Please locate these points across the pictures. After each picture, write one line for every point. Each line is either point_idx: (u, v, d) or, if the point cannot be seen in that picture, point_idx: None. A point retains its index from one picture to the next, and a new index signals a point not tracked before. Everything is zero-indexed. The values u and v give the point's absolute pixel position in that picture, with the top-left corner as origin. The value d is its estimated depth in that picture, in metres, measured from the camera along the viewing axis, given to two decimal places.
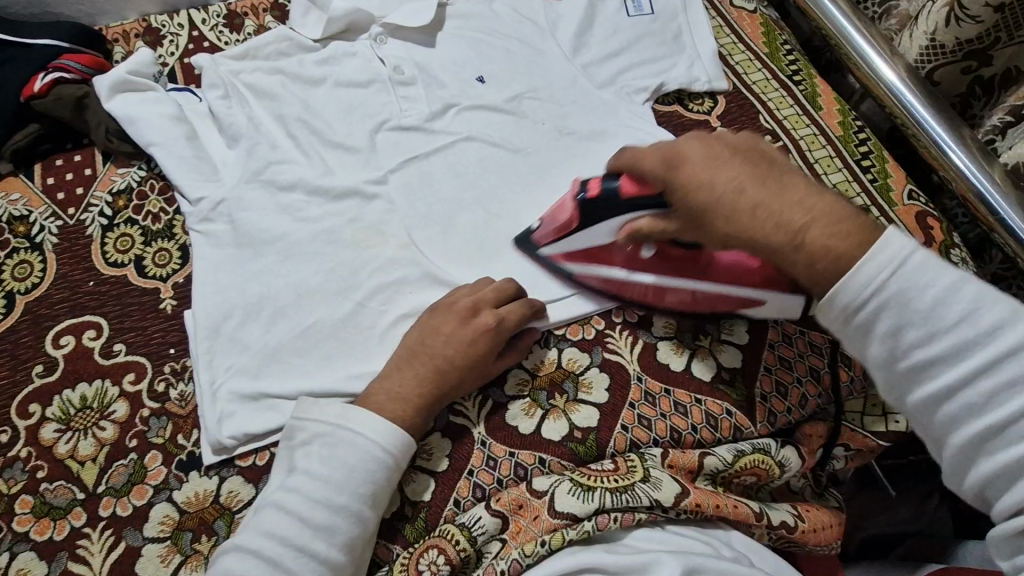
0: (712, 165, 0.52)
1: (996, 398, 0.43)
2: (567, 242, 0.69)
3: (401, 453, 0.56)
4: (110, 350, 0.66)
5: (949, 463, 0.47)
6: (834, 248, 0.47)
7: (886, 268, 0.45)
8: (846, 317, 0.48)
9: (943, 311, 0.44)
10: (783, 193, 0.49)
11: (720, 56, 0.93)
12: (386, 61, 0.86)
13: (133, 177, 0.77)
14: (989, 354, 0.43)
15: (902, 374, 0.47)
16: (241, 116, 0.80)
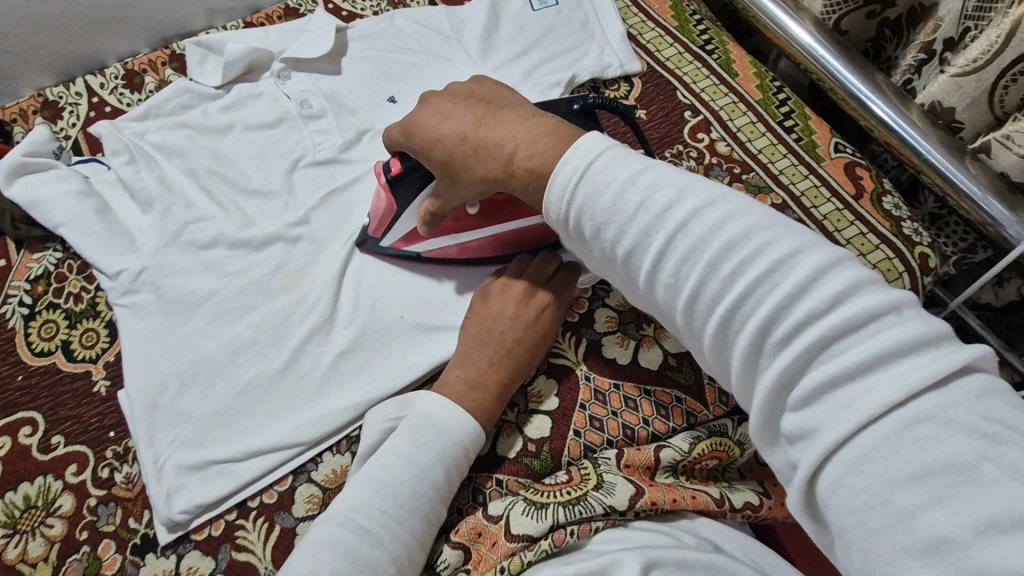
0: (444, 116, 0.58)
1: (683, 272, 0.43)
2: (397, 228, 0.71)
3: (472, 443, 0.58)
4: (49, 444, 0.65)
5: (701, 349, 0.45)
6: (538, 168, 0.51)
7: (573, 177, 0.47)
8: (566, 227, 0.49)
9: (624, 201, 0.45)
10: (497, 122, 0.55)
11: (630, 38, 0.92)
12: (292, 96, 0.84)
13: (49, 260, 0.75)
14: (668, 230, 0.43)
15: (622, 270, 0.47)
16: (149, 178, 0.78)
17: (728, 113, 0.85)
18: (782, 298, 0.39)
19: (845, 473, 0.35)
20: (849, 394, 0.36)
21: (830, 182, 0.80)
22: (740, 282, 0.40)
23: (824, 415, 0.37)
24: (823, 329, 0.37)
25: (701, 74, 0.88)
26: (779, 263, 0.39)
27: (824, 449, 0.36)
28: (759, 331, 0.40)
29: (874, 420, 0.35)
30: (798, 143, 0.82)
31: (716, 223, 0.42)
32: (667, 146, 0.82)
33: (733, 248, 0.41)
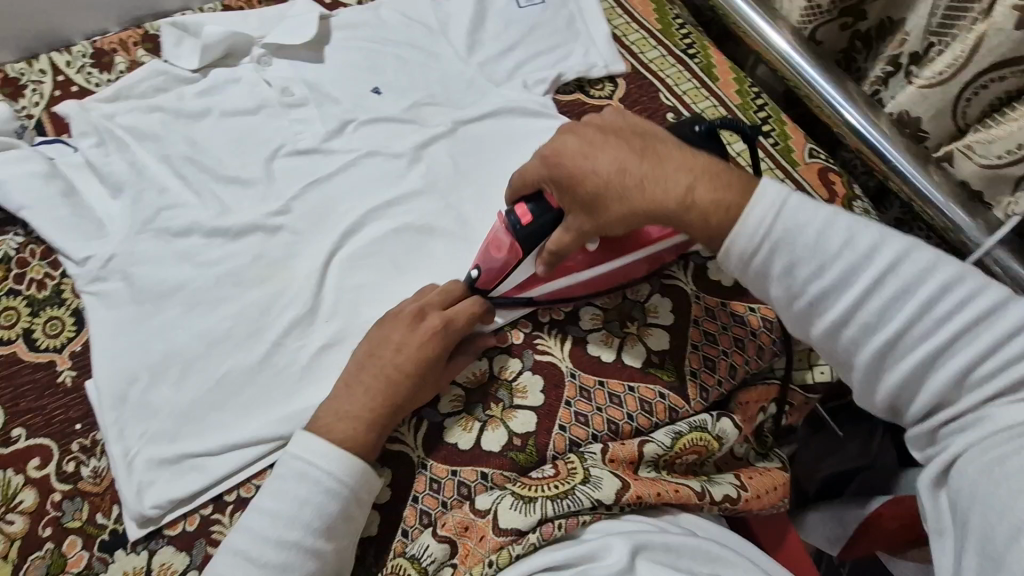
0: (591, 150, 0.58)
1: (885, 311, 0.47)
2: (507, 281, 0.67)
3: (359, 484, 0.55)
4: (9, 437, 0.62)
5: (858, 382, 0.51)
6: (724, 202, 0.53)
7: (769, 215, 0.50)
8: (745, 266, 0.53)
9: (826, 241, 0.49)
10: (664, 164, 0.56)
11: (614, 38, 0.93)
12: (272, 84, 0.82)
13: (10, 244, 0.71)
14: (878, 270, 0.48)
15: (800, 312, 0.51)
16: (121, 163, 0.75)
17: (709, 116, 0.87)
18: (979, 350, 0.45)
19: (1001, 445, 0.43)
20: (1021, 408, 0.43)
21: (804, 186, 0.82)
22: (935, 323, 0.46)
23: (998, 412, 0.44)
24: (993, 360, 0.45)
25: (683, 77, 0.90)
26: (978, 307, 0.45)
27: (981, 435, 0.44)
28: (951, 375, 0.46)
29: (994, 431, 0.44)
30: (774, 148, 0.85)
31: (916, 262, 0.47)
32: None
33: (932, 284, 0.47)
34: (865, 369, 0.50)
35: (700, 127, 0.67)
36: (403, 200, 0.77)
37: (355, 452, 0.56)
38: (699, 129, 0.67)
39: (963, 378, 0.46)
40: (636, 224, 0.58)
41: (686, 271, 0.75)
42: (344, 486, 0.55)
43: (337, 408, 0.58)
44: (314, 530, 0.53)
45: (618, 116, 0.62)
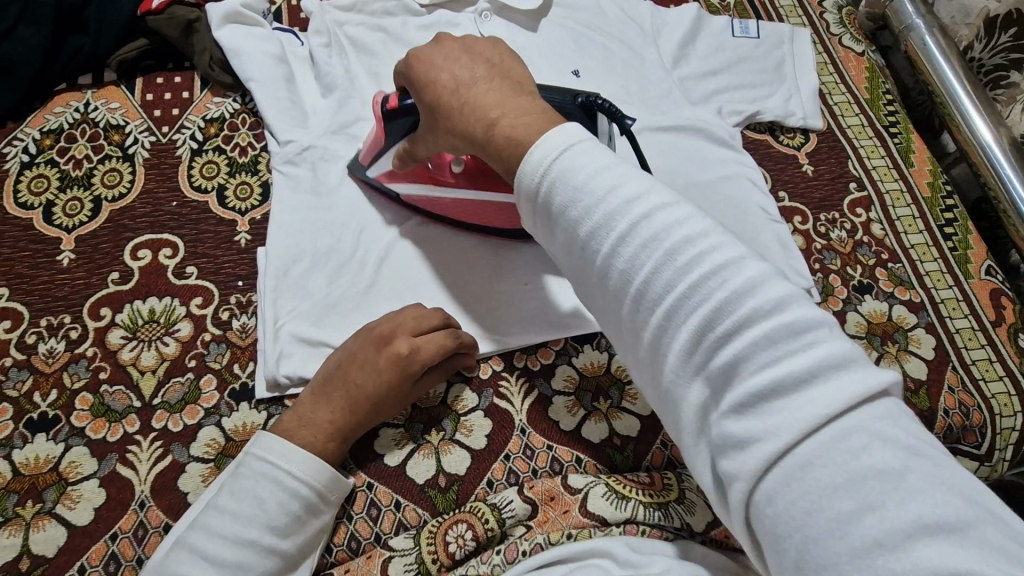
0: (445, 61, 0.53)
1: (639, 260, 0.39)
2: (378, 162, 0.70)
3: (324, 486, 0.55)
4: (183, 271, 0.68)
5: (647, 355, 0.40)
6: (517, 136, 0.46)
7: (547, 174, 0.43)
8: (548, 210, 0.44)
9: (612, 198, 0.41)
10: (510, 97, 0.50)
11: (819, 94, 0.91)
12: (487, 38, 0.85)
13: (227, 107, 0.78)
14: (636, 224, 0.40)
15: (611, 289, 0.41)
16: (339, 68, 0.80)
17: (893, 199, 0.84)
18: (772, 351, 0.35)
19: (778, 491, 0.34)
20: (779, 418, 0.34)
21: (973, 301, 0.78)
22: (683, 284, 0.37)
23: (770, 435, 0.34)
24: (782, 357, 0.34)
25: (877, 152, 0.87)
26: (676, 251, 0.38)
27: (756, 467, 0.34)
28: (663, 310, 0.38)
29: (762, 471, 0.34)
30: (951, 253, 0.81)
31: (693, 232, 0.39)
32: (824, 209, 0.82)
33: (683, 242, 0.38)
34: (656, 370, 0.40)
35: (581, 96, 0.61)
36: None
37: (310, 457, 0.55)
38: (578, 100, 0.61)
39: (742, 374, 0.35)
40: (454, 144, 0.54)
41: None
42: (300, 488, 0.54)
43: (300, 414, 0.58)
44: (272, 531, 0.52)
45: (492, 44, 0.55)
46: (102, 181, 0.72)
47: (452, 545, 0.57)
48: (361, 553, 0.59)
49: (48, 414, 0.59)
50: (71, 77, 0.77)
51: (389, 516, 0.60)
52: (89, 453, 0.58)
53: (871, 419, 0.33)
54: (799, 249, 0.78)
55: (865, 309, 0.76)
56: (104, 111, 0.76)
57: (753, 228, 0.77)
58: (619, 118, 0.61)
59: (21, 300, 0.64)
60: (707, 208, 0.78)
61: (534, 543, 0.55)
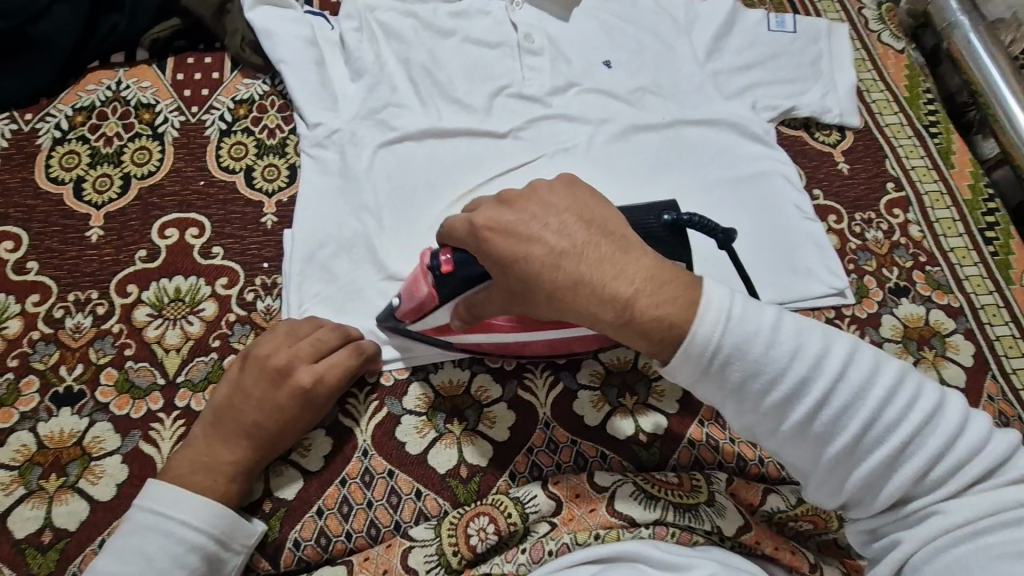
0: (534, 222, 0.44)
1: (844, 421, 0.39)
2: (428, 319, 0.59)
3: (223, 530, 0.52)
4: (209, 251, 0.68)
5: (821, 482, 0.42)
6: (667, 318, 0.40)
7: (718, 324, 0.40)
8: (709, 372, 0.41)
9: (778, 355, 0.39)
10: (621, 256, 0.42)
11: (857, 91, 0.89)
12: (518, 26, 0.84)
13: (257, 89, 0.78)
14: (825, 381, 0.39)
15: (790, 435, 0.41)
16: (369, 53, 0.79)
17: (932, 201, 0.82)
18: (935, 449, 0.38)
19: (949, 548, 0.37)
20: (974, 503, 0.38)
21: (1014, 308, 0.76)
22: (877, 427, 0.39)
23: (947, 510, 0.38)
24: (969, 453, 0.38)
25: (916, 152, 0.85)
26: (853, 390, 0.39)
27: (937, 531, 0.38)
28: (846, 450, 0.39)
29: (941, 535, 0.38)
30: (992, 257, 0.79)
31: (864, 369, 0.39)
32: (860, 209, 0.80)
33: (856, 384, 0.39)
34: (831, 486, 0.41)
35: (669, 214, 0.52)
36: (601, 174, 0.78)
37: (209, 503, 0.52)
38: (665, 217, 0.52)
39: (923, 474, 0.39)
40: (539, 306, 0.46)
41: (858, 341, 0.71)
42: (196, 538, 0.50)
43: (196, 459, 0.54)
44: None
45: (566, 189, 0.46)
46: (132, 159, 0.72)
47: (474, 536, 0.57)
48: (381, 540, 0.58)
49: (74, 388, 0.59)
50: (104, 54, 0.77)
51: (410, 505, 0.59)
52: (112, 429, 0.58)
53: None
54: (833, 248, 0.76)
55: (901, 312, 0.73)
56: (136, 90, 0.76)
57: (785, 226, 0.76)
58: (713, 228, 0.52)
59: (50, 275, 0.64)
60: (738, 204, 0.77)
61: (561, 543, 0.54)
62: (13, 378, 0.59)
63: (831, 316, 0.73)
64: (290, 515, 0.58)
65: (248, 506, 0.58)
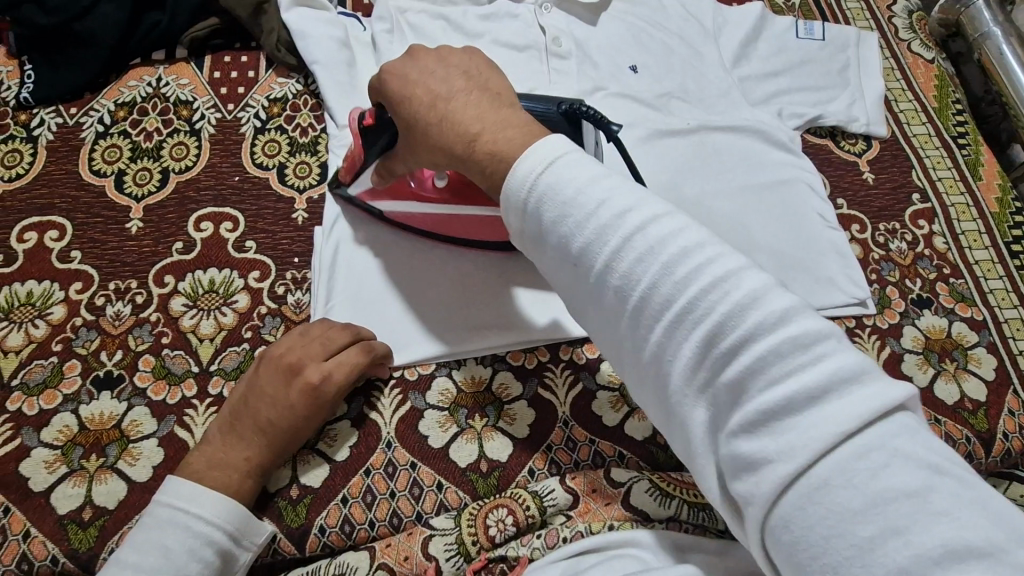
0: (430, 72, 0.52)
1: (637, 274, 0.38)
2: (359, 178, 0.68)
3: (238, 529, 0.54)
4: (243, 245, 0.70)
5: (656, 377, 0.39)
6: (500, 151, 0.45)
7: (534, 173, 0.42)
8: (524, 217, 0.44)
9: (595, 209, 0.40)
10: (499, 109, 0.48)
11: (885, 101, 0.88)
12: (546, 30, 0.85)
13: (290, 88, 0.80)
14: (621, 234, 0.39)
15: (594, 289, 0.41)
16: (400, 55, 0.81)
17: (958, 213, 0.81)
18: (745, 337, 0.34)
19: (797, 509, 0.32)
20: (797, 437, 0.32)
21: None
22: (682, 299, 0.36)
23: (783, 455, 0.32)
24: (772, 347, 0.34)
25: (943, 164, 0.84)
26: (677, 259, 0.37)
27: (773, 488, 0.32)
28: (665, 327, 0.37)
29: (776, 491, 0.32)
30: (1017, 271, 0.78)
31: (690, 245, 0.37)
32: (884, 219, 0.79)
33: (680, 253, 0.37)
34: (657, 377, 0.38)
35: (564, 104, 0.60)
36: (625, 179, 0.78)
37: (226, 500, 0.54)
38: (561, 108, 0.60)
39: (713, 353, 0.35)
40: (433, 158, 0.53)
41: (878, 351, 0.72)
42: (211, 534, 0.52)
43: (213, 457, 0.56)
44: None
45: (465, 54, 0.53)
46: (170, 153, 0.74)
47: (492, 528, 0.58)
48: (402, 529, 0.60)
49: (113, 372, 0.62)
50: (145, 52, 0.80)
51: (431, 496, 0.61)
52: (149, 413, 0.61)
53: (887, 438, 0.31)
54: (856, 258, 0.76)
55: (923, 324, 0.73)
56: (174, 87, 0.78)
57: (808, 235, 0.76)
58: (603, 123, 0.59)
59: (92, 263, 0.67)
60: (761, 212, 0.77)
61: (575, 531, 0.56)
62: (56, 361, 0.62)
63: (852, 325, 0.73)
64: (316, 502, 0.60)
65: (276, 491, 0.60)
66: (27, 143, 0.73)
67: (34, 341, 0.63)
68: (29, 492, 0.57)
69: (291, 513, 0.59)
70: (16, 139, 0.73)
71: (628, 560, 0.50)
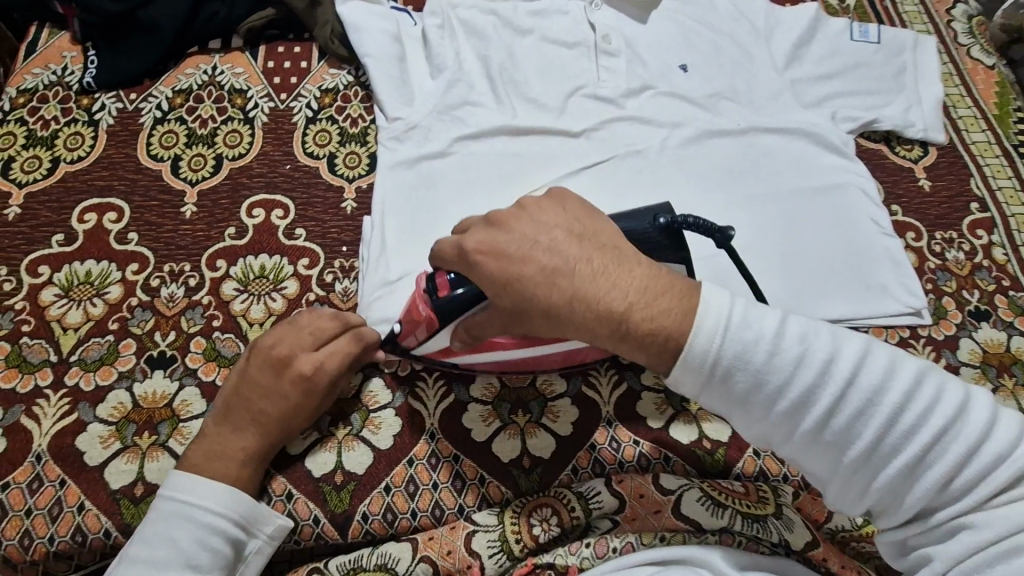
0: (530, 240, 0.44)
1: (856, 425, 0.39)
2: (425, 345, 0.59)
3: (244, 514, 0.53)
4: (293, 232, 0.71)
5: (851, 494, 0.42)
6: (658, 329, 0.41)
7: (716, 334, 0.40)
8: (710, 379, 0.41)
9: (778, 360, 0.40)
10: (618, 267, 0.43)
11: (942, 106, 0.86)
12: (596, 27, 0.85)
13: (341, 79, 0.81)
14: (821, 383, 0.39)
15: (803, 442, 0.41)
16: (450, 48, 0.81)
17: (1019, 223, 0.79)
18: (961, 456, 0.38)
19: (987, 565, 0.37)
20: (1012, 517, 0.37)
21: None
22: (893, 436, 0.39)
23: (980, 525, 0.38)
24: (976, 456, 0.38)
25: (1004, 173, 0.82)
26: (873, 395, 0.39)
27: (966, 550, 0.38)
28: (878, 462, 0.39)
29: (973, 551, 0.38)
30: None
31: (881, 374, 0.39)
32: (941, 228, 0.77)
33: (874, 388, 0.39)
34: (849, 492, 0.42)
35: (662, 217, 0.53)
36: (674, 178, 0.77)
37: (227, 488, 0.53)
38: (658, 221, 0.53)
39: (940, 476, 0.39)
40: (531, 327, 0.47)
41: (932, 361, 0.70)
42: (220, 523, 0.52)
43: (208, 446, 0.56)
44: (193, 569, 0.49)
45: (552, 199, 0.48)
46: (224, 141, 0.76)
47: (538, 528, 0.59)
48: (444, 521, 0.60)
49: (166, 352, 0.63)
50: (203, 41, 0.81)
51: (473, 490, 0.61)
52: (199, 394, 0.62)
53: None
54: (911, 266, 0.74)
55: (980, 337, 0.71)
56: (229, 75, 0.80)
57: (862, 241, 0.74)
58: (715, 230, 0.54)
59: (148, 246, 0.68)
60: (814, 217, 0.75)
61: (625, 541, 0.55)
62: (113, 340, 0.63)
63: (906, 335, 0.71)
64: (360, 489, 0.60)
65: (320, 477, 0.60)
66: (88, 127, 0.75)
67: (91, 319, 0.64)
68: (83, 465, 0.57)
69: (335, 499, 0.59)
70: (78, 122, 0.75)
71: (686, 572, 0.47)
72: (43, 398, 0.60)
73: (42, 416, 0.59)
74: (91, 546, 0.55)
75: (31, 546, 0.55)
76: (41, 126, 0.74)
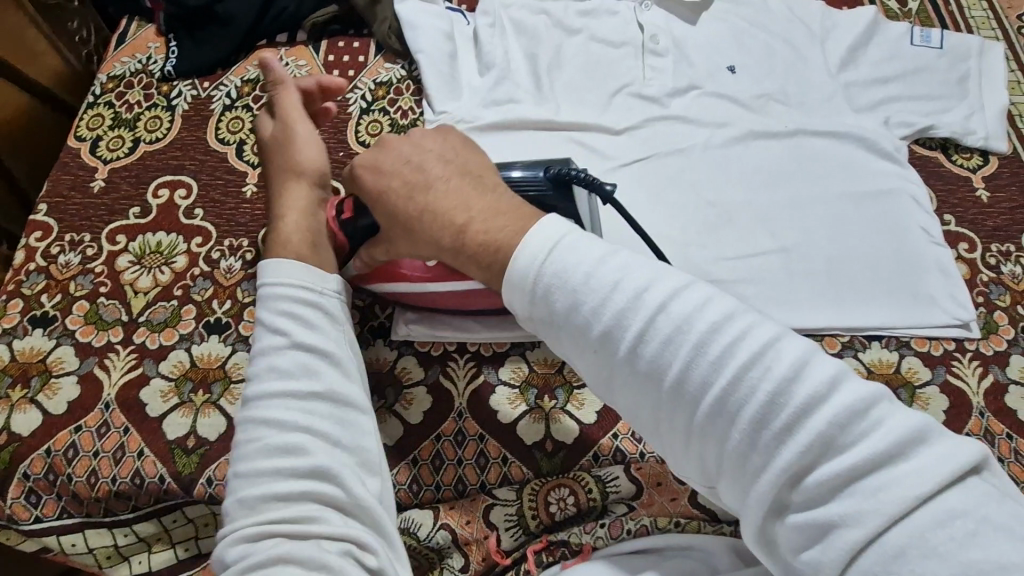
0: (404, 159, 0.54)
1: (667, 352, 0.40)
2: (344, 268, 0.65)
3: (304, 278, 0.55)
4: None
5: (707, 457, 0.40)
6: (458, 219, 0.50)
7: (536, 258, 0.45)
8: (536, 305, 0.45)
9: (597, 282, 0.43)
10: (479, 198, 0.51)
11: (1008, 115, 0.83)
12: (645, 27, 0.85)
13: (395, 74, 0.85)
14: (645, 313, 0.41)
15: (633, 379, 0.42)
16: (499, 47, 0.84)
17: None
18: (763, 393, 0.38)
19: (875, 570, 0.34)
20: (862, 506, 0.35)
21: None
22: (722, 372, 0.39)
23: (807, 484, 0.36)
24: (806, 406, 0.37)
25: None
26: (691, 320, 0.40)
27: (847, 549, 0.35)
28: (710, 403, 0.39)
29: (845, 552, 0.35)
30: None
31: (712, 315, 0.40)
32: (998, 240, 0.74)
33: (710, 328, 0.40)
34: (703, 454, 0.40)
35: (552, 169, 0.60)
36: (716, 179, 0.77)
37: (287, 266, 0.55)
38: (550, 172, 0.60)
39: (763, 429, 0.37)
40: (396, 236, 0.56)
41: (979, 379, 0.67)
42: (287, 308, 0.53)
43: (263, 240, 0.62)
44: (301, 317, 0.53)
45: (439, 137, 0.55)
46: None
47: (554, 506, 0.61)
48: (467, 495, 0.62)
49: (223, 319, 0.68)
50: (271, 35, 0.87)
51: (496, 468, 0.63)
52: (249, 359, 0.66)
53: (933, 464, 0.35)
54: (961, 277, 0.72)
55: None
56: (293, 67, 0.85)
57: (911, 250, 0.72)
58: (597, 185, 0.60)
59: (213, 221, 0.74)
60: (860, 223, 0.74)
61: (640, 524, 0.58)
62: (176, 305, 0.69)
63: (952, 348, 0.68)
64: (389, 459, 0.63)
65: None
66: (166, 111, 0.82)
67: (159, 285, 0.70)
68: (146, 416, 0.63)
69: None
70: (158, 107, 0.82)
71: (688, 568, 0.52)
72: (113, 353, 0.66)
73: (112, 368, 0.65)
74: (148, 490, 0.61)
75: (97, 484, 0.61)
76: (126, 109, 0.82)
